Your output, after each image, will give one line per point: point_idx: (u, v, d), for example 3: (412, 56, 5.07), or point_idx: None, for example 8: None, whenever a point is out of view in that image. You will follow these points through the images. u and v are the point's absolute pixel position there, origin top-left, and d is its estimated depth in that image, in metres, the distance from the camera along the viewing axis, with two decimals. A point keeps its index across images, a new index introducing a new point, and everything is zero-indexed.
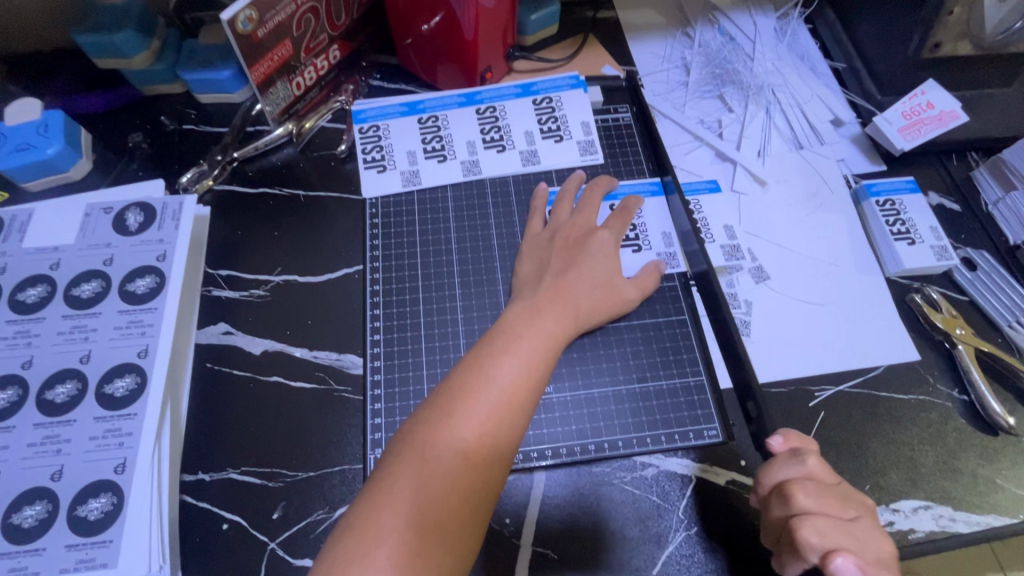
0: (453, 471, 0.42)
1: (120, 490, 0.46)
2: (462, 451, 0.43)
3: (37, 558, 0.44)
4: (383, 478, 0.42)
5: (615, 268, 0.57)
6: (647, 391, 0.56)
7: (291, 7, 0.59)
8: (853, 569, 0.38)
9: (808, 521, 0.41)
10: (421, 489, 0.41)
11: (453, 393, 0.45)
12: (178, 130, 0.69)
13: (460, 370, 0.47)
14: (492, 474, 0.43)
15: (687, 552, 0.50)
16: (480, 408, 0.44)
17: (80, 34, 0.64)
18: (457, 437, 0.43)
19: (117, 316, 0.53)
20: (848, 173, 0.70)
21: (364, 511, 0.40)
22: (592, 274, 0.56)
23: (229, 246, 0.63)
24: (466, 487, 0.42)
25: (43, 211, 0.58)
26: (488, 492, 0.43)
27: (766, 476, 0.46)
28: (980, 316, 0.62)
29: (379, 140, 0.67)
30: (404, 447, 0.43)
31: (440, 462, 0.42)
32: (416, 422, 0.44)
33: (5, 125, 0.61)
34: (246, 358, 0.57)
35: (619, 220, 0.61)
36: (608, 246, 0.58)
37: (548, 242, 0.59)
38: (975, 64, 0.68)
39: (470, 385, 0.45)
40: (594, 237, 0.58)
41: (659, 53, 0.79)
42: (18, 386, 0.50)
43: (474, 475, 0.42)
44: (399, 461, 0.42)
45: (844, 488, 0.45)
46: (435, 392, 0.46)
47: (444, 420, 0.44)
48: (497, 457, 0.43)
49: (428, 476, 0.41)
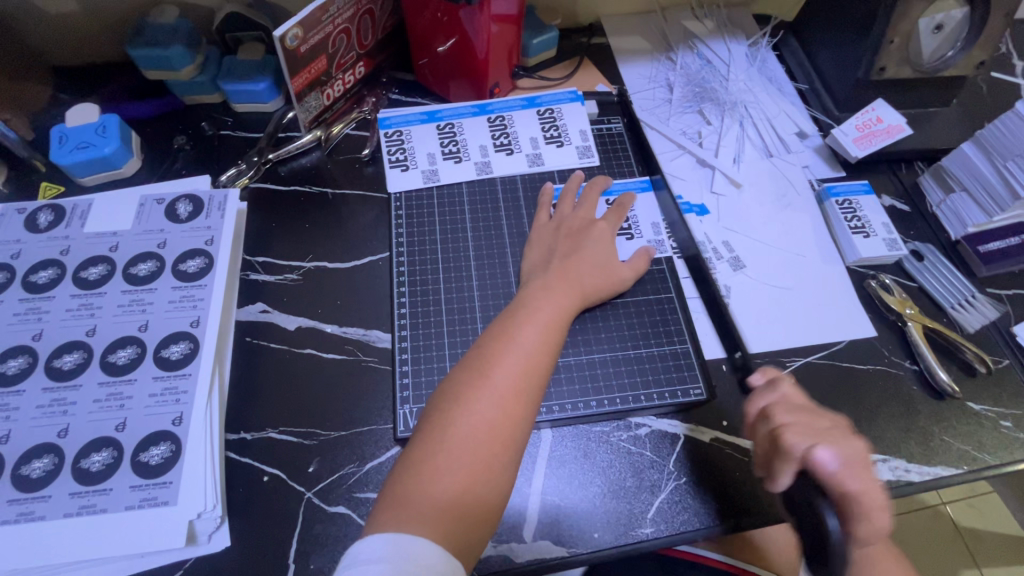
0: (491, 422, 0.49)
1: (178, 439, 0.52)
2: (498, 406, 0.49)
3: (105, 497, 0.49)
4: (430, 430, 0.48)
5: (612, 252, 0.66)
6: (641, 358, 0.64)
7: (329, 28, 0.68)
8: (831, 460, 0.48)
9: (792, 429, 0.50)
10: (465, 438, 0.48)
11: (485, 357, 0.52)
12: (216, 134, 0.77)
13: (489, 339, 0.54)
14: (523, 425, 0.50)
15: (678, 498, 0.57)
16: (509, 369, 0.51)
17: (135, 49, 0.72)
18: (492, 393, 0.50)
19: (170, 291, 0.60)
20: (812, 178, 0.80)
21: (416, 458, 0.47)
22: (593, 257, 0.64)
23: (264, 236, 0.70)
24: (503, 435, 0.49)
25: (102, 201, 0.65)
26: (520, 440, 0.50)
27: (752, 404, 0.55)
28: (929, 300, 0.71)
29: (401, 143, 0.76)
30: (447, 403, 0.50)
31: (478, 414, 0.49)
32: (455, 382, 0.51)
33: (67, 126, 0.68)
34: (281, 333, 0.64)
35: (615, 214, 0.70)
36: (606, 235, 0.67)
37: (554, 231, 0.67)
38: (915, 86, 0.79)
39: (500, 351, 0.53)
40: (593, 227, 0.67)
41: (646, 74, 0.89)
42: (83, 350, 0.56)
43: (508, 423, 0.49)
44: (443, 415, 0.49)
45: (817, 408, 0.54)
46: (468, 357, 0.53)
47: (480, 379, 0.51)
48: (526, 410, 0.50)
49: (470, 427, 0.48)
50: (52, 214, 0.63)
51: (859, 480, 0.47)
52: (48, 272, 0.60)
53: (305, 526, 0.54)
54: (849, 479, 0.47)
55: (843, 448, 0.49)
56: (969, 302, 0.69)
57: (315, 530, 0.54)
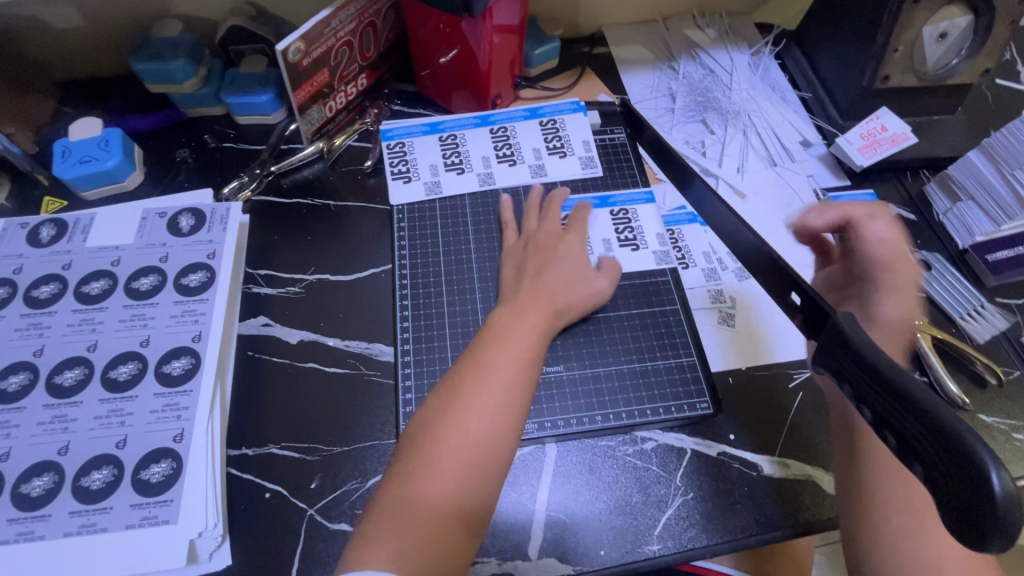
0: (465, 450, 0.48)
1: (179, 456, 0.52)
2: (471, 432, 0.49)
3: (105, 515, 0.49)
4: (404, 462, 0.48)
5: (583, 267, 0.65)
6: (646, 370, 0.63)
7: (332, 41, 0.68)
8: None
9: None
10: (438, 470, 0.47)
11: (457, 383, 0.52)
12: (219, 147, 0.77)
13: (462, 364, 0.54)
14: (501, 446, 0.49)
15: (685, 514, 0.56)
16: (483, 394, 0.51)
17: (138, 63, 0.72)
18: (465, 419, 0.49)
19: (172, 305, 0.59)
20: (817, 187, 0.80)
21: (390, 491, 0.47)
22: (562, 273, 0.63)
23: (268, 249, 0.70)
24: (479, 461, 0.48)
25: (105, 215, 0.65)
26: (497, 466, 0.49)
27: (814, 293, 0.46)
28: (938, 311, 0.70)
29: (404, 155, 0.76)
30: (420, 433, 0.49)
31: (452, 444, 0.48)
32: (429, 410, 0.51)
33: (70, 140, 0.68)
34: (284, 346, 0.63)
35: (580, 225, 0.69)
36: (574, 250, 0.66)
37: (522, 249, 0.66)
38: (920, 94, 0.79)
39: (472, 376, 0.52)
40: (563, 241, 0.66)
41: (648, 83, 0.89)
42: (84, 366, 0.55)
43: (483, 451, 0.49)
44: (417, 445, 0.49)
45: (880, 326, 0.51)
46: (442, 383, 0.53)
47: (452, 406, 0.50)
48: (501, 433, 0.50)
49: (443, 457, 0.48)
50: (54, 229, 0.63)
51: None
52: (50, 287, 0.59)
53: (307, 544, 0.53)
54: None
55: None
56: (978, 311, 0.69)
57: (316, 548, 0.53)
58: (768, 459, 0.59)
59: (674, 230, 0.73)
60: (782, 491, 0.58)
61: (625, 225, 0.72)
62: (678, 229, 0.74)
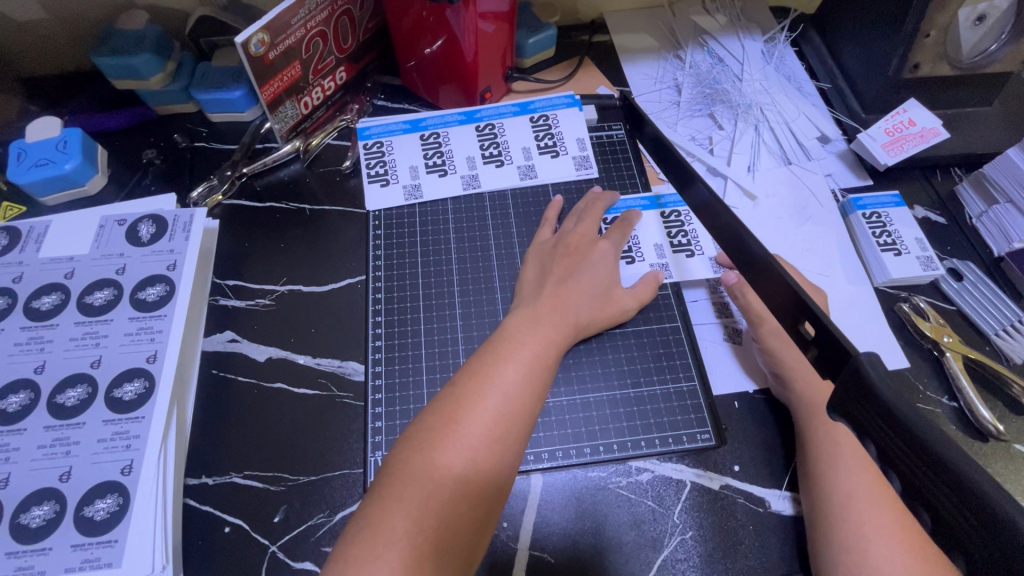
0: (461, 477, 0.42)
1: (126, 491, 0.48)
2: (470, 457, 0.43)
3: (44, 557, 0.45)
4: (390, 485, 0.42)
5: (613, 278, 0.60)
6: (641, 396, 0.58)
7: (301, 31, 0.63)
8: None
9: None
10: (429, 496, 0.41)
11: (457, 399, 0.46)
12: (190, 147, 0.72)
13: (464, 376, 0.48)
14: (498, 482, 0.44)
15: (683, 556, 0.51)
16: (486, 415, 0.45)
17: (99, 57, 0.67)
18: (463, 443, 0.44)
19: (127, 322, 0.55)
20: (835, 188, 0.73)
21: (371, 518, 0.41)
22: (591, 283, 0.58)
23: (237, 257, 0.65)
24: (471, 492, 0.42)
25: (60, 223, 0.60)
26: (493, 498, 0.44)
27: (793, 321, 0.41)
28: (968, 326, 0.63)
29: (382, 155, 0.70)
30: (412, 452, 0.43)
31: (447, 469, 0.42)
32: (423, 427, 0.45)
33: (26, 141, 0.63)
34: (250, 364, 0.59)
35: (619, 233, 0.63)
36: (608, 257, 0.61)
37: (553, 249, 0.61)
38: (953, 85, 0.71)
39: (475, 392, 0.46)
40: (595, 245, 0.61)
41: (651, 74, 0.82)
42: (30, 390, 0.51)
43: (481, 480, 0.43)
44: (406, 466, 0.43)
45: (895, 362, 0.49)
46: (439, 397, 0.47)
47: (449, 426, 0.44)
48: (501, 463, 0.44)
49: (436, 482, 0.42)
50: (6, 238, 0.59)
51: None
52: None
53: None
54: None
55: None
56: (1018, 328, 0.61)
57: None
58: (776, 494, 0.53)
59: (684, 217, 0.68)
60: (793, 530, 0.52)
61: (677, 228, 0.67)
62: (688, 214, 0.68)
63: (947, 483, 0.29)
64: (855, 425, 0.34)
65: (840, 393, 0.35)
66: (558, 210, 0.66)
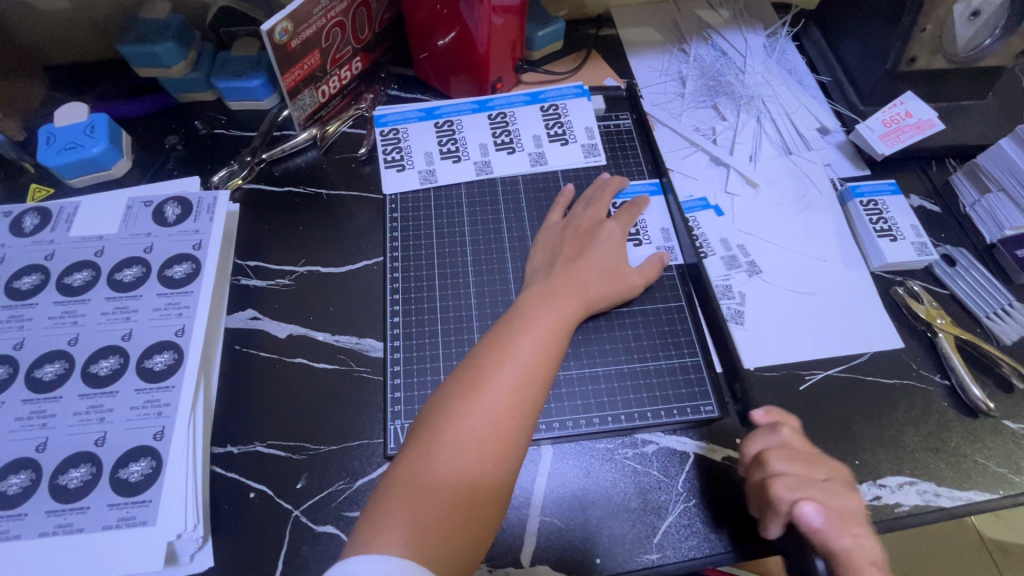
0: (482, 439, 0.45)
1: (158, 455, 0.50)
2: (491, 421, 0.46)
3: (82, 515, 0.47)
4: (415, 447, 0.45)
5: (620, 259, 0.62)
6: (648, 370, 0.60)
7: (322, 21, 0.65)
8: (817, 514, 0.46)
9: (778, 482, 0.49)
10: (453, 457, 0.44)
11: (478, 368, 0.48)
12: (210, 134, 0.75)
13: (483, 348, 0.50)
14: (517, 445, 0.46)
15: (686, 522, 0.53)
16: (504, 382, 0.47)
17: (124, 45, 0.70)
18: (484, 408, 0.46)
19: (155, 298, 0.58)
20: (834, 177, 0.75)
21: (401, 476, 0.43)
22: (599, 262, 0.60)
23: (257, 239, 0.67)
24: (494, 453, 0.45)
25: (89, 204, 0.63)
26: (515, 460, 0.46)
27: (746, 448, 0.53)
28: (961, 309, 0.66)
29: (397, 141, 0.72)
30: (436, 416, 0.46)
31: (468, 432, 0.45)
32: (446, 394, 0.47)
33: (55, 126, 0.66)
34: (272, 341, 0.61)
35: (626, 216, 0.66)
36: (616, 238, 0.63)
37: (561, 231, 0.64)
38: (948, 78, 0.74)
39: (493, 362, 0.49)
40: (603, 227, 0.64)
41: (657, 66, 0.85)
42: (65, 360, 0.54)
43: (502, 442, 0.45)
44: (431, 430, 0.45)
45: (815, 454, 0.52)
46: (460, 368, 0.50)
47: (471, 393, 0.47)
48: (520, 428, 0.47)
49: (460, 444, 0.44)
50: (37, 218, 0.61)
51: (847, 535, 0.46)
52: (32, 278, 0.58)
53: (291, 547, 0.51)
54: (835, 535, 0.46)
55: (835, 504, 0.48)
56: (1006, 311, 0.64)
57: (302, 550, 0.51)
58: None
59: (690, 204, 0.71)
60: None
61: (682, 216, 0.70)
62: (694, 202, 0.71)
63: None
64: None
65: None
66: (567, 197, 0.69)
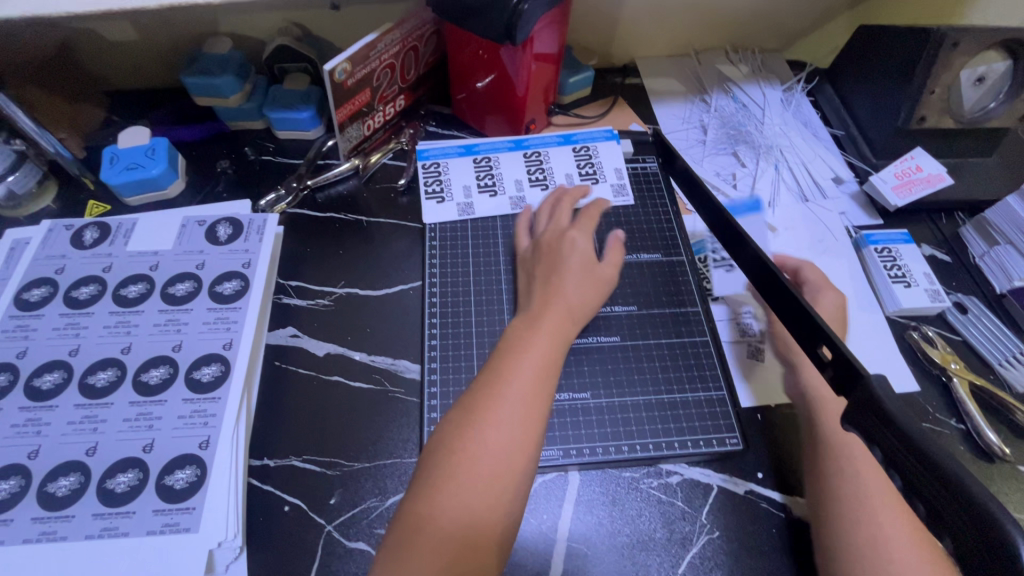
0: (485, 478, 0.47)
1: (203, 464, 0.52)
2: (491, 460, 0.47)
3: (127, 520, 0.49)
4: (421, 491, 0.46)
5: (588, 261, 0.64)
6: (674, 402, 0.62)
7: (376, 63, 0.70)
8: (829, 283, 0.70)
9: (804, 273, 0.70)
10: (458, 500, 0.46)
11: (473, 408, 0.50)
12: (258, 160, 0.79)
13: (478, 386, 0.52)
14: (519, 480, 0.48)
15: (709, 554, 0.54)
16: (500, 421, 0.49)
17: (188, 76, 0.75)
18: (484, 448, 0.48)
19: (205, 312, 0.60)
20: (849, 225, 0.79)
21: (409, 522, 0.45)
22: (573, 274, 0.62)
23: (297, 261, 0.70)
24: (497, 491, 0.47)
25: (147, 221, 0.67)
26: (519, 495, 0.48)
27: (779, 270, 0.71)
28: (974, 356, 0.68)
29: (438, 175, 0.77)
30: (437, 461, 0.48)
31: (471, 474, 0.46)
32: (445, 438, 0.49)
33: (118, 148, 0.70)
34: (312, 359, 0.63)
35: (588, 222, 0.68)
36: (580, 242, 0.65)
37: (534, 253, 0.66)
38: (955, 137, 0.79)
39: (488, 400, 0.50)
40: (566, 238, 0.65)
41: (680, 114, 0.90)
42: (118, 368, 0.56)
43: (504, 479, 0.47)
44: (433, 476, 0.47)
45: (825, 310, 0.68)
46: (457, 407, 0.51)
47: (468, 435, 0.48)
48: (519, 463, 0.48)
49: (464, 485, 0.46)
50: (98, 232, 0.65)
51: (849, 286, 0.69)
52: (89, 289, 0.61)
53: (323, 562, 0.52)
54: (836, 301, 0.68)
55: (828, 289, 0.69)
56: (1019, 359, 0.65)
57: (333, 567, 0.52)
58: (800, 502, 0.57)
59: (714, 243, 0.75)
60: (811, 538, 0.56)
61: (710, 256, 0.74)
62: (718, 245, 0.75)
63: (941, 483, 0.38)
64: (866, 433, 0.44)
65: (853, 407, 0.45)
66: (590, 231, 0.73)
